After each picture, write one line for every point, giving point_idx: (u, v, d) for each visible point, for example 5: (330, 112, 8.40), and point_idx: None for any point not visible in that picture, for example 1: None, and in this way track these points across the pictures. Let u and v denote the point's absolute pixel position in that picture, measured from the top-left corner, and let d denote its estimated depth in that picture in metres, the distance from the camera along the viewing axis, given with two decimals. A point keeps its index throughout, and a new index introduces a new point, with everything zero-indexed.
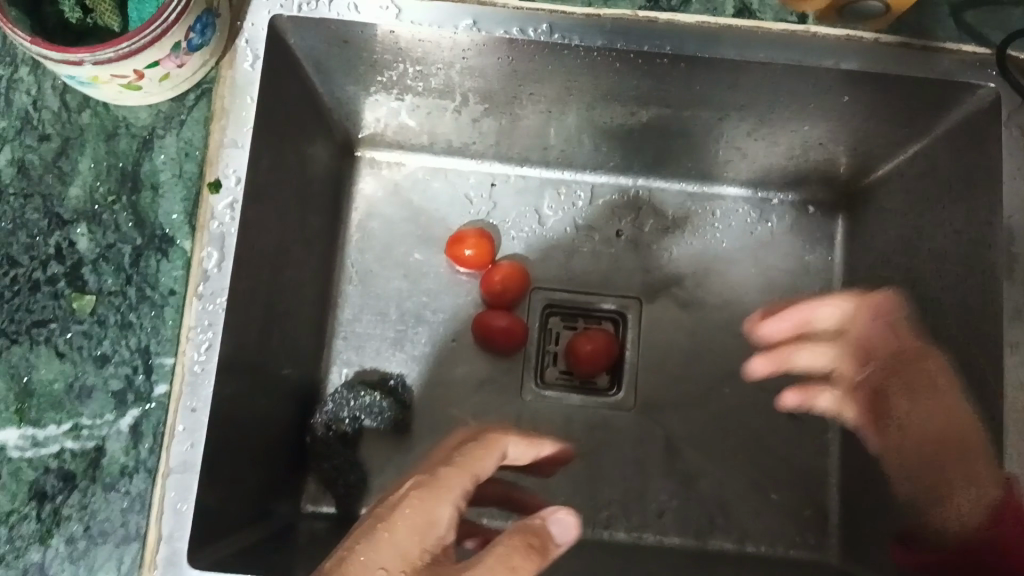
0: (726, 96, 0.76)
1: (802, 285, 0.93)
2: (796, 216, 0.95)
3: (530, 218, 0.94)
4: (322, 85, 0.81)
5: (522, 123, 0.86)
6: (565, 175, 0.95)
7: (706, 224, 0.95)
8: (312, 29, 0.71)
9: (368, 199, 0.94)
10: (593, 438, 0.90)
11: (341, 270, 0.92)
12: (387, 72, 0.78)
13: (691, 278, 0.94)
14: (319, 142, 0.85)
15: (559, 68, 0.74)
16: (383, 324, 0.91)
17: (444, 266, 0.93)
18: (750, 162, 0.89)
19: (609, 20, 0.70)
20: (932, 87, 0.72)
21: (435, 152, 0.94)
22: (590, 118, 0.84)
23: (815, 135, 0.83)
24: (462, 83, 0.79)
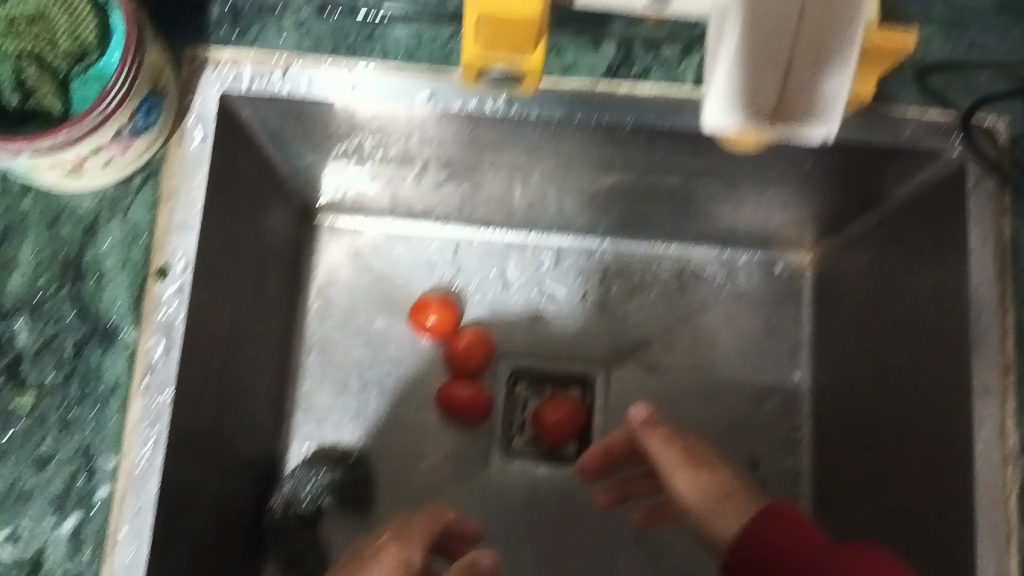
0: (690, 164, 0.75)
1: (773, 350, 0.93)
2: (763, 276, 0.94)
3: (494, 282, 0.92)
4: (279, 155, 0.78)
5: (484, 189, 0.85)
6: (529, 237, 0.93)
7: (673, 285, 0.93)
8: (265, 103, 0.69)
9: (330, 266, 0.91)
10: (561, 509, 0.89)
11: (302, 340, 0.89)
12: (344, 143, 0.76)
13: (659, 340, 0.92)
14: (277, 212, 0.83)
15: (520, 139, 0.73)
16: (344, 395, 0.88)
17: (408, 334, 0.91)
18: (717, 224, 0.88)
19: (568, 90, 0.68)
20: (896, 154, 0.71)
21: (397, 218, 0.92)
22: (554, 185, 0.82)
23: (781, 199, 0.82)
24: (422, 152, 0.77)
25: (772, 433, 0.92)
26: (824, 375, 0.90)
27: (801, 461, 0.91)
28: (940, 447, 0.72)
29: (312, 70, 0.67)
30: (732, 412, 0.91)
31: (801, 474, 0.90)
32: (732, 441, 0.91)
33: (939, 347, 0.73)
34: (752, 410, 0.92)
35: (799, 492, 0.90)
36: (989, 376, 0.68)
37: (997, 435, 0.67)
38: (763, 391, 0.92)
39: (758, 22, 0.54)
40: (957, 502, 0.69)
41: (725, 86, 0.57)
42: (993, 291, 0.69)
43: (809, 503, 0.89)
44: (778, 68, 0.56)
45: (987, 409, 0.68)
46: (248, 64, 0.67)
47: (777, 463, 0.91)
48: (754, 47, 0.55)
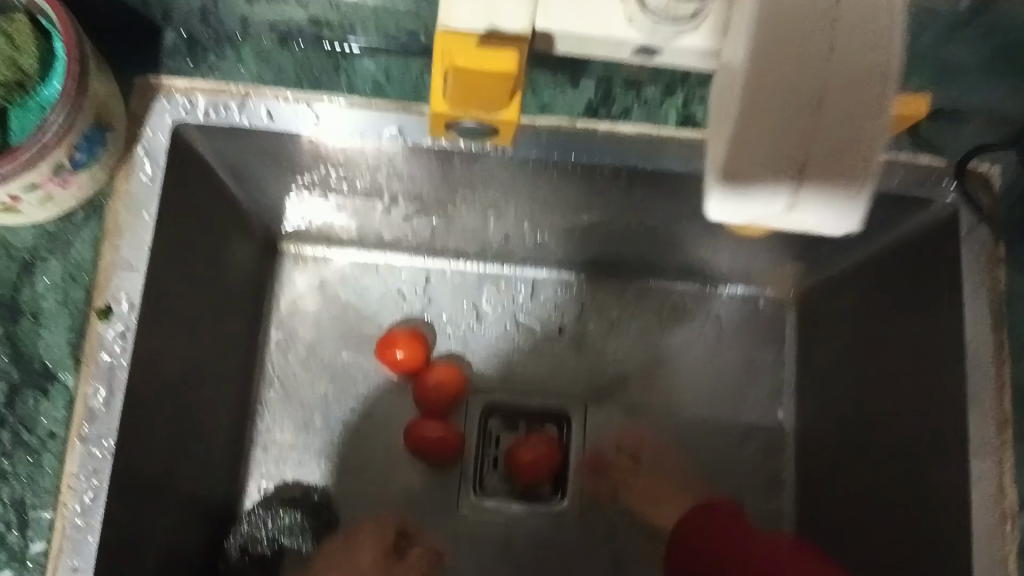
0: (671, 204, 0.72)
1: (754, 389, 0.89)
2: (745, 312, 0.90)
3: (466, 315, 0.89)
4: (238, 185, 0.74)
5: (457, 221, 0.81)
6: (503, 269, 0.89)
7: (653, 321, 0.89)
8: (221, 135, 0.66)
9: (294, 296, 0.87)
10: (537, 555, 0.83)
11: (262, 374, 0.85)
12: (307, 174, 0.73)
13: (638, 377, 0.89)
14: (238, 243, 0.79)
15: (493, 175, 0.69)
16: (307, 432, 0.85)
17: (375, 369, 0.87)
18: (697, 261, 0.85)
19: (545, 130, 0.64)
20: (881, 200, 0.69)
21: (364, 246, 0.88)
22: (529, 219, 0.79)
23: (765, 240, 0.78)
24: (389, 186, 0.73)
25: (753, 477, 0.87)
26: (806, 419, 0.87)
27: (785, 506, 0.86)
28: (930, 506, 0.68)
29: (271, 102, 0.63)
30: (713, 454, 0.87)
31: (785, 517, 0.86)
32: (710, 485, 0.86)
33: (929, 401, 0.69)
34: (736, 452, 0.87)
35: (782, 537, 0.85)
36: (985, 434, 0.65)
37: (992, 497, 0.64)
38: (747, 430, 0.88)
39: (767, 116, 0.42)
40: (950, 565, 0.66)
41: (728, 162, 0.43)
42: (989, 344, 0.66)
43: None
44: (790, 168, 0.42)
45: (982, 469, 0.65)
46: (203, 95, 0.63)
47: (758, 506, 0.86)
48: (756, 128, 0.42)
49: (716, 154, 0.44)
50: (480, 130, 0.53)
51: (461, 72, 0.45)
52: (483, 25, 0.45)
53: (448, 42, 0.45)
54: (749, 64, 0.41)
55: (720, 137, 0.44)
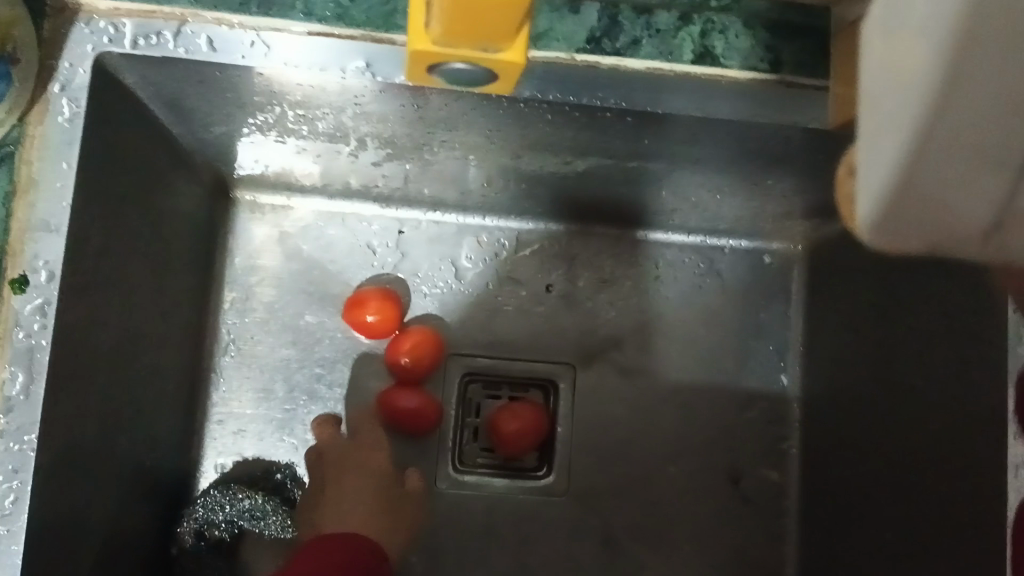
0: (679, 151, 0.63)
1: (757, 352, 0.82)
2: (749, 268, 0.83)
3: (443, 272, 0.80)
4: (179, 125, 0.64)
5: (433, 167, 0.72)
6: (484, 220, 0.81)
7: (648, 277, 0.82)
8: (156, 69, 0.55)
9: (250, 251, 0.78)
10: (520, 530, 0.77)
11: (216, 339, 0.76)
12: (260, 115, 0.63)
13: (633, 339, 0.81)
14: (182, 191, 0.69)
15: (476, 116, 0.60)
16: (267, 403, 0.76)
17: (343, 332, 0.78)
18: (700, 211, 0.77)
19: (540, 63, 0.55)
20: None
21: (329, 195, 0.79)
22: (515, 165, 0.70)
23: (780, 191, 0.70)
24: (356, 128, 0.63)
25: (757, 444, 0.81)
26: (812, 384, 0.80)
27: (788, 476, 0.80)
28: None
29: (212, 29, 0.53)
30: (713, 421, 0.80)
31: (788, 489, 0.80)
32: (707, 453, 0.80)
33: None
34: (735, 419, 0.81)
35: (784, 510, 0.79)
36: None
37: None
38: (748, 397, 0.81)
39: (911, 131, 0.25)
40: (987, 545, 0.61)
41: None
42: None
43: (794, 529, 0.79)
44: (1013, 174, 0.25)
45: None
46: (131, 20, 0.53)
47: (758, 477, 0.80)
48: (945, 161, 0.25)
49: (871, 177, 0.27)
50: (479, 77, 0.44)
51: None
52: None
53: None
54: (932, 88, 0.24)
55: (873, 160, 0.27)
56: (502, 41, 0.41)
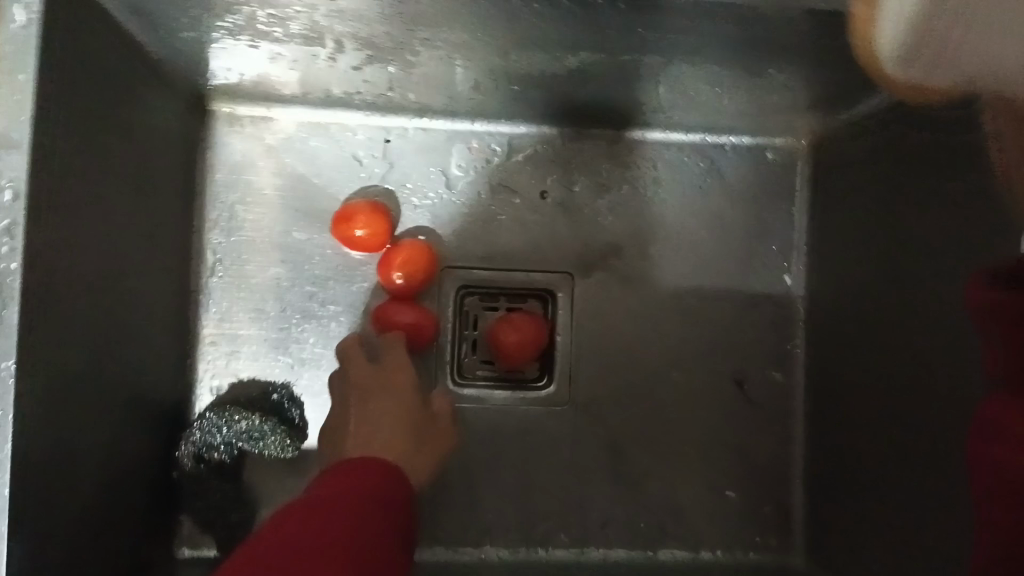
0: (676, 40, 0.59)
1: (760, 254, 0.79)
2: (750, 166, 0.80)
3: (433, 180, 0.77)
4: (144, 32, 0.61)
5: (418, 70, 0.68)
6: (474, 126, 0.78)
7: (646, 179, 0.79)
8: None
9: (232, 166, 0.75)
10: (523, 442, 0.76)
11: (202, 259, 0.74)
12: (229, 17, 0.59)
13: (633, 245, 0.78)
14: (155, 103, 0.66)
15: (457, 8, 0.56)
16: (261, 322, 0.74)
17: (332, 250, 0.76)
18: (699, 108, 0.73)
19: None
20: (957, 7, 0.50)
21: (310, 104, 0.75)
22: (503, 64, 0.66)
23: (785, 82, 0.66)
24: (332, 28, 0.60)
25: (762, 346, 0.79)
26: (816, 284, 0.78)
27: (794, 377, 0.79)
28: None
29: None
30: (716, 325, 0.79)
31: (793, 392, 0.79)
32: (711, 357, 0.78)
33: None
34: (739, 323, 0.79)
35: (789, 412, 0.78)
36: None
37: None
38: (752, 300, 0.79)
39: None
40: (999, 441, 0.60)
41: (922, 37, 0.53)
42: None
43: (801, 429, 0.78)
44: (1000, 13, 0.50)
45: None
46: None
47: (763, 380, 0.79)
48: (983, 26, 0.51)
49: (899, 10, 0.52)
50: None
51: None
52: None
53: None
54: None
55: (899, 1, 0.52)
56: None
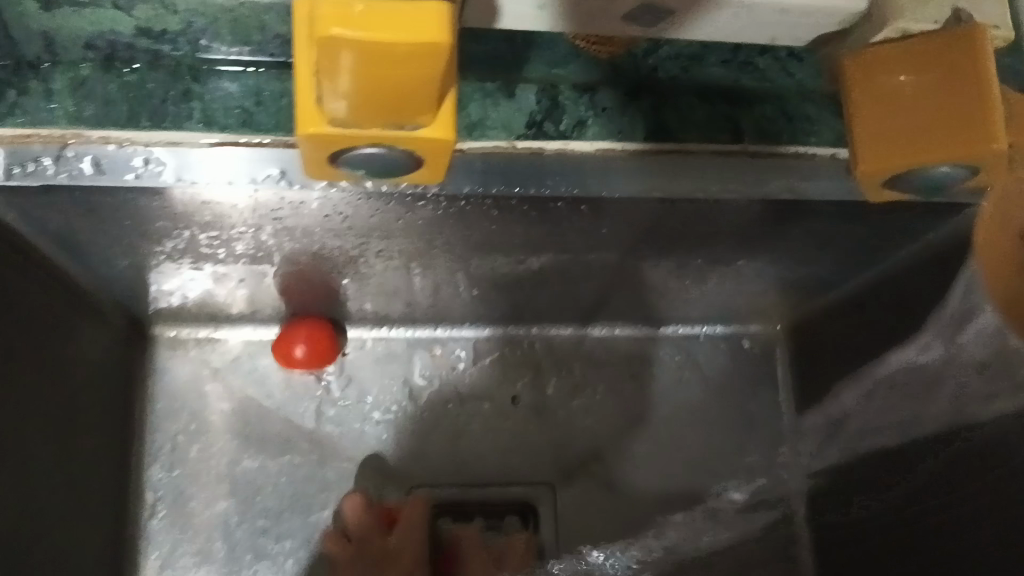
0: (642, 238, 0.56)
1: (749, 446, 0.74)
2: (730, 356, 0.76)
3: (393, 395, 0.72)
4: (76, 263, 0.57)
5: (374, 281, 0.64)
6: (436, 331, 0.73)
7: (624, 376, 0.74)
8: (39, 200, 0.48)
9: (175, 394, 0.69)
10: None
11: (138, 500, 0.67)
12: (168, 241, 0.55)
13: (614, 448, 0.73)
14: (85, 336, 0.61)
15: (414, 219, 0.53)
16: (206, 566, 0.66)
17: (286, 478, 0.69)
18: (669, 301, 0.70)
19: (478, 155, 0.49)
20: None
21: (258, 323, 0.71)
22: (466, 270, 0.63)
23: (756, 268, 0.64)
24: (280, 245, 0.56)
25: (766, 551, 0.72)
26: (815, 478, 0.72)
27: None
28: None
29: (97, 149, 0.46)
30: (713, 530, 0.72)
31: None
32: None
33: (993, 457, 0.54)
34: (738, 525, 0.72)
35: None
36: None
37: None
38: (749, 498, 0.73)
39: None
40: None
41: None
42: None
43: None
44: None
45: None
46: (0, 148, 0.45)
47: None
48: None
49: None
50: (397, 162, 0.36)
51: (415, 99, 0.32)
52: None
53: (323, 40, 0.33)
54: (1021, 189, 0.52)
55: None
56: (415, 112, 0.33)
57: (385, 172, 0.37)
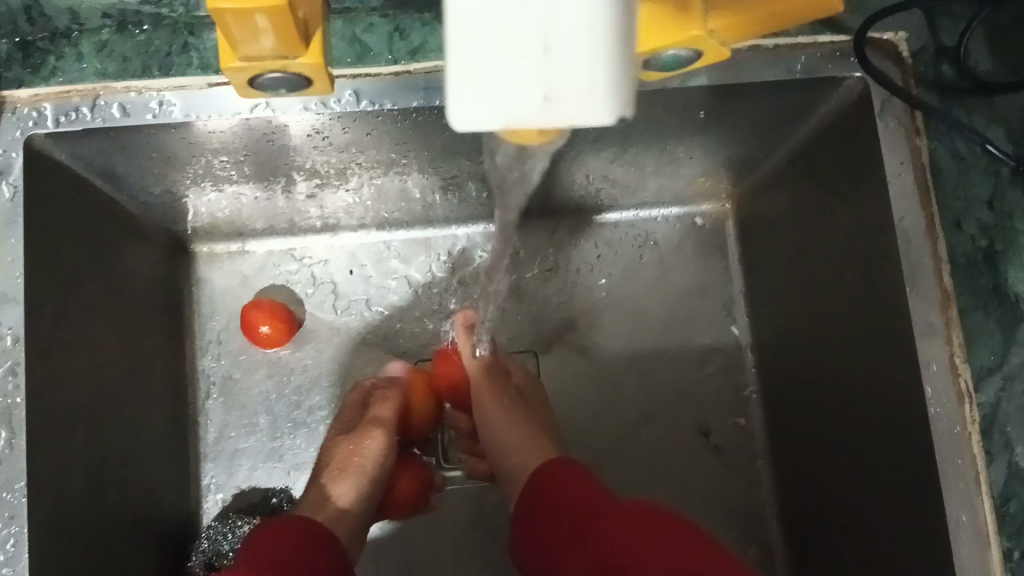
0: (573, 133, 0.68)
1: (703, 308, 0.85)
2: (683, 233, 0.86)
3: (396, 289, 0.85)
4: (121, 192, 0.71)
5: (364, 191, 0.77)
6: (427, 230, 0.86)
7: (589, 257, 0.86)
8: (83, 141, 0.61)
9: (214, 298, 0.83)
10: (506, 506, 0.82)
11: (195, 386, 0.82)
12: (190, 169, 0.68)
13: (585, 319, 0.85)
14: (135, 252, 0.75)
15: (381, 133, 0.65)
16: (255, 435, 0.82)
17: (312, 360, 0.83)
18: (620, 187, 0.81)
19: (421, 75, 0.60)
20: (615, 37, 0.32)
21: (279, 234, 0.84)
22: (438, 174, 0.75)
23: (684, 150, 0.74)
24: (279, 165, 0.69)
25: (720, 396, 0.84)
26: (760, 332, 0.83)
27: (755, 421, 0.83)
28: (888, 395, 0.64)
29: (122, 97, 0.59)
30: (674, 379, 0.84)
31: (756, 434, 0.83)
32: (675, 410, 0.84)
33: (874, 289, 0.65)
34: (695, 376, 0.84)
35: (756, 453, 0.83)
36: (929, 314, 0.61)
37: (945, 378, 0.60)
38: (704, 352, 0.85)
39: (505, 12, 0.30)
40: (903, 462, 0.63)
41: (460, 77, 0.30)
42: (920, 220, 0.61)
43: (769, 469, 0.82)
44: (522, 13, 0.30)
45: (931, 350, 0.60)
46: (50, 102, 0.59)
47: (727, 425, 0.83)
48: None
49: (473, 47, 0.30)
50: (292, 84, 0.44)
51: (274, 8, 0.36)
52: None
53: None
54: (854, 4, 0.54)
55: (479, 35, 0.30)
56: (296, 47, 0.41)
57: (283, 92, 0.46)
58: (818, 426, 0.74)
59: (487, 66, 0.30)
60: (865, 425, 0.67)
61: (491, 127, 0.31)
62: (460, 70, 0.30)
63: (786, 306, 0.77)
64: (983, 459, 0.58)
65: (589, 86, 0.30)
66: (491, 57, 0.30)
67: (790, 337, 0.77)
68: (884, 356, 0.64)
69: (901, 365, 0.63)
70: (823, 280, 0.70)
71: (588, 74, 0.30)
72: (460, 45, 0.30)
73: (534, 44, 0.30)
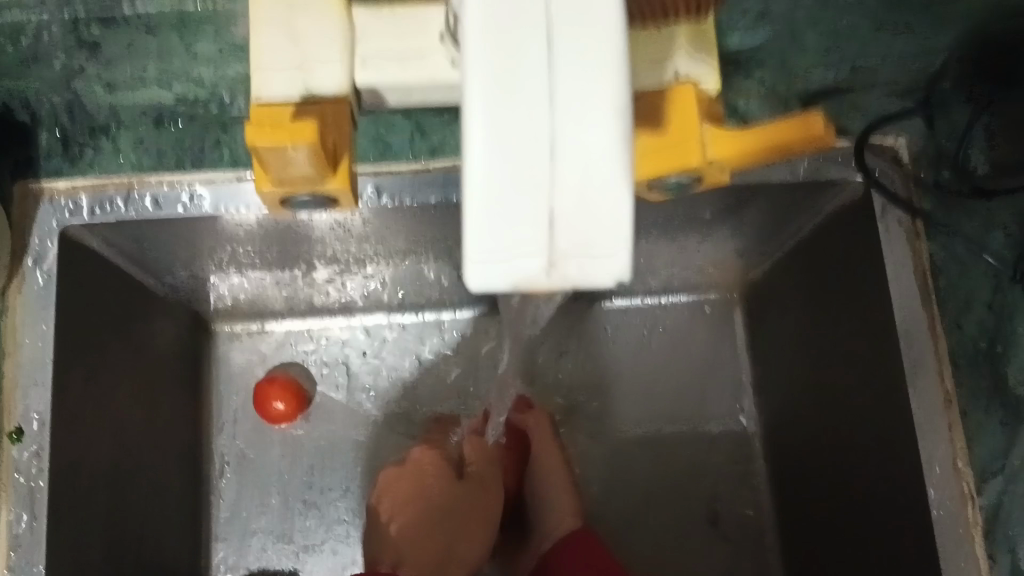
0: None
1: (712, 394, 0.86)
2: (693, 319, 0.88)
3: (410, 370, 0.86)
4: (149, 276, 0.73)
5: (382, 276, 0.79)
6: (441, 313, 0.88)
7: (600, 342, 0.87)
8: (115, 230, 0.64)
9: (231, 376, 0.85)
10: None
11: (210, 464, 0.83)
12: (216, 255, 0.71)
13: (596, 403, 0.86)
14: (160, 332, 0.77)
15: (401, 224, 0.68)
16: (266, 514, 0.82)
17: (326, 439, 0.84)
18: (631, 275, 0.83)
19: (440, 171, 0.63)
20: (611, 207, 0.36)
21: (299, 315, 0.86)
22: (455, 261, 0.77)
23: (693, 242, 0.76)
24: (301, 251, 0.72)
25: (729, 482, 0.85)
26: (768, 420, 0.84)
27: (763, 509, 0.84)
28: (892, 491, 0.65)
29: (155, 190, 0.62)
30: (683, 466, 0.85)
31: (764, 522, 0.83)
32: (684, 497, 0.84)
33: (878, 384, 0.66)
34: (704, 462, 0.85)
35: (764, 542, 0.83)
36: (931, 413, 0.62)
37: (949, 477, 0.61)
38: (713, 439, 0.86)
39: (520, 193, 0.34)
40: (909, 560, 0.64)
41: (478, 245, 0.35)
42: (921, 320, 0.63)
43: (778, 560, 0.82)
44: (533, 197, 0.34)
45: (935, 449, 0.61)
46: (86, 194, 0.62)
47: (736, 513, 0.84)
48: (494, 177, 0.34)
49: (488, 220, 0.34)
50: (319, 203, 0.47)
51: None
52: (300, 87, 0.44)
53: (265, 111, 0.44)
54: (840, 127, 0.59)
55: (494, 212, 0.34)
56: (324, 168, 0.43)
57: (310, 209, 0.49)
58: (825, 517, 0.74)
59: (500, 236, 0.34)
60: (874, 520, 0.68)
61: (504, 288, 0.35)
62: (477, 240, 0.35)
63: (792, 396, 0.78)
64: (986, 560, 0.59)
65: (589, 259, 0.35)
66: (504, 230, 0.34)
67: (797, 426, 0.78)
68: (891, 454, 0.65)
69: (903, 461, 0.64)
70: (829, 372, 0.71)
71: (584, 243, 0.34)
72: (476, 219, 0.34)
73: (537, 216, 0.34)
